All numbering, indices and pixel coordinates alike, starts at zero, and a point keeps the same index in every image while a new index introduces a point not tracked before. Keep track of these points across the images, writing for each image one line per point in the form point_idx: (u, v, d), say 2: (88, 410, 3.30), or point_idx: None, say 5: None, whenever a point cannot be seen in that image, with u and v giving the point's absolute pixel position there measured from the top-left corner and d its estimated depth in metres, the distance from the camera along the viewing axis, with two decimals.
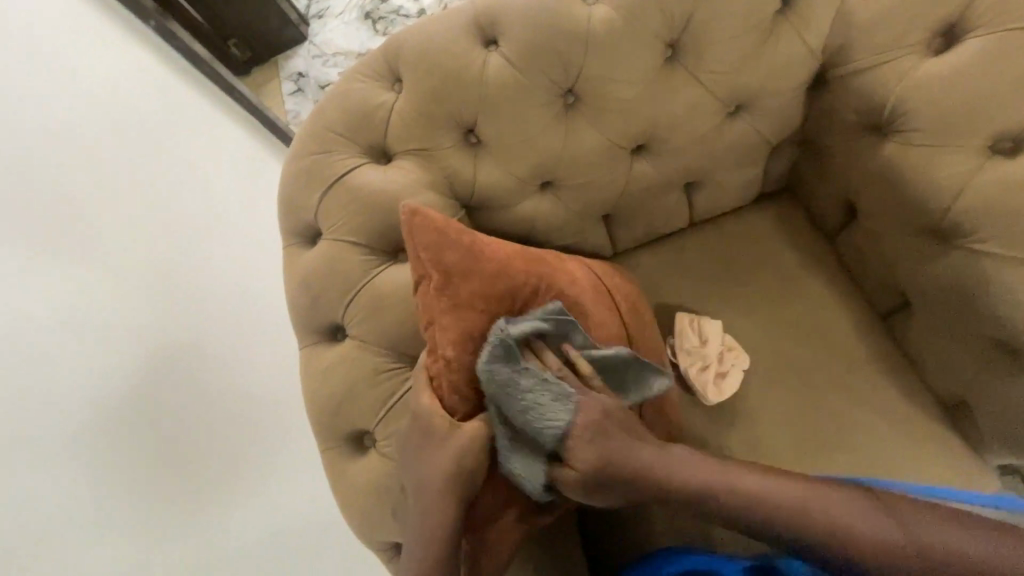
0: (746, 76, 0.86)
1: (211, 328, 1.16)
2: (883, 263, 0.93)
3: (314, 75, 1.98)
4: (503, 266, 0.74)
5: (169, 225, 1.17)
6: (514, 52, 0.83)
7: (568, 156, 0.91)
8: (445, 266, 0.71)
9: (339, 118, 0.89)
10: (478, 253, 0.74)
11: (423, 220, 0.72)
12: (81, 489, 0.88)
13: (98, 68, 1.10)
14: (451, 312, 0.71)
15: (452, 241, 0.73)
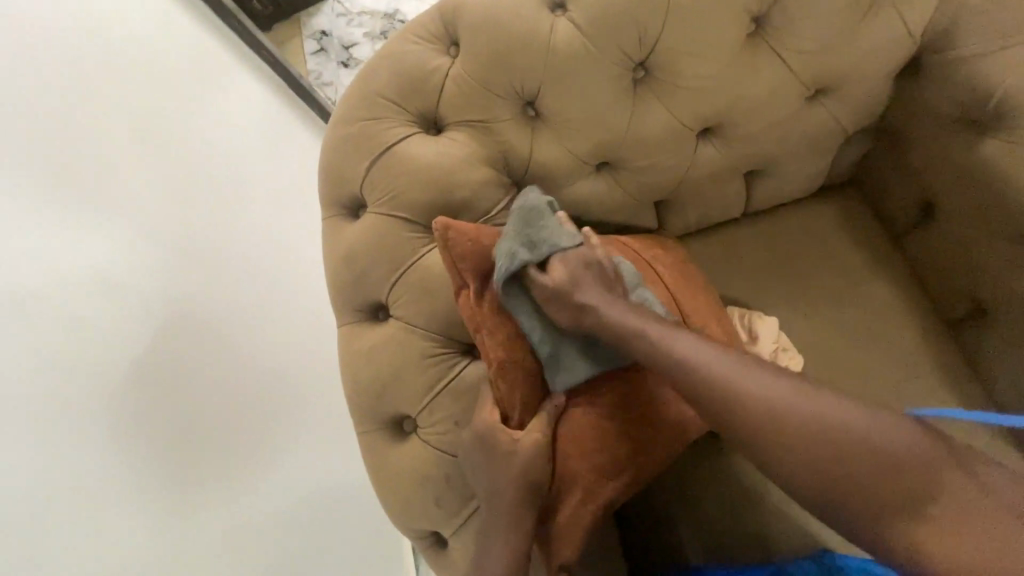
0: (835, 58, 0.79)
1: (239, 293, 1.09)
2: (960, 268, 0.87)
3: (338, 35, 1.90)
4: None
5: (185, 186, 1.05)
6: (587, 18, 0.76)
7: (633, 136, 0.85)
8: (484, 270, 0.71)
9: (389, 83, 0.83)
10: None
11: (456, 231, 0.71)
12: (126, 450, 0.78)
13: (109, 11, 0.99)
14: (496, 317, 0.71)
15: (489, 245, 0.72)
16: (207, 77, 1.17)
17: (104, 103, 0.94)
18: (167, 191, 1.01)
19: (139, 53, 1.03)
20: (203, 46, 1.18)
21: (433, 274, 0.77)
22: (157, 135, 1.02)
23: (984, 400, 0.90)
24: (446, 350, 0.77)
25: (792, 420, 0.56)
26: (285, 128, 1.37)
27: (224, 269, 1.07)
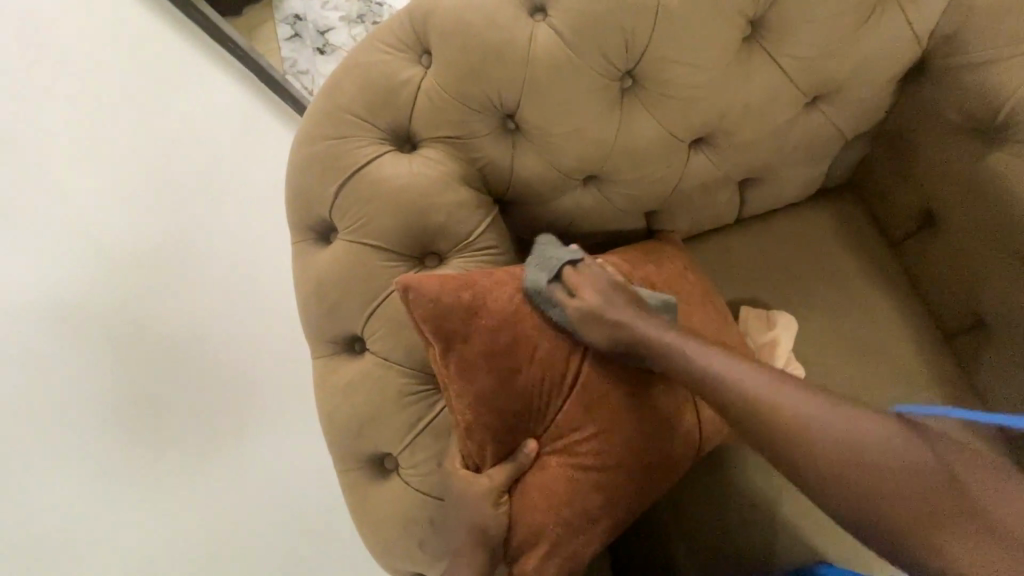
0: (834, 63, 0.74)
1: (210, 310, 1.11)
2: (959, 280, 0.84)
3: (313, 19, 1.80)
4: (511, 306, 0.68)
5: (161, 204, 1.10)
6: (568, 24, 0.70)
7: (620, 149, 0.79)
8: (445, 330, 0.65)
9: (356, 97, 0.76)
10: (484, 307, 0.67)
11: (418, 290, 0.65)
12: (86, 482, 0.91)
13: (82, 53, 1.02)
14: (461, 376, 0.66)
15: (450, 299, 0.66)
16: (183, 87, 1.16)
17: (70, 134, 1.00)
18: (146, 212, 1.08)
19: (102, 85, 1.04)
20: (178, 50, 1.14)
21: None
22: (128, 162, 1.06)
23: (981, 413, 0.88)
24: (427, 386, 0.73)
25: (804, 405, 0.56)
26: (261, 120, 1.28)
27: (194, 288, 1.10)
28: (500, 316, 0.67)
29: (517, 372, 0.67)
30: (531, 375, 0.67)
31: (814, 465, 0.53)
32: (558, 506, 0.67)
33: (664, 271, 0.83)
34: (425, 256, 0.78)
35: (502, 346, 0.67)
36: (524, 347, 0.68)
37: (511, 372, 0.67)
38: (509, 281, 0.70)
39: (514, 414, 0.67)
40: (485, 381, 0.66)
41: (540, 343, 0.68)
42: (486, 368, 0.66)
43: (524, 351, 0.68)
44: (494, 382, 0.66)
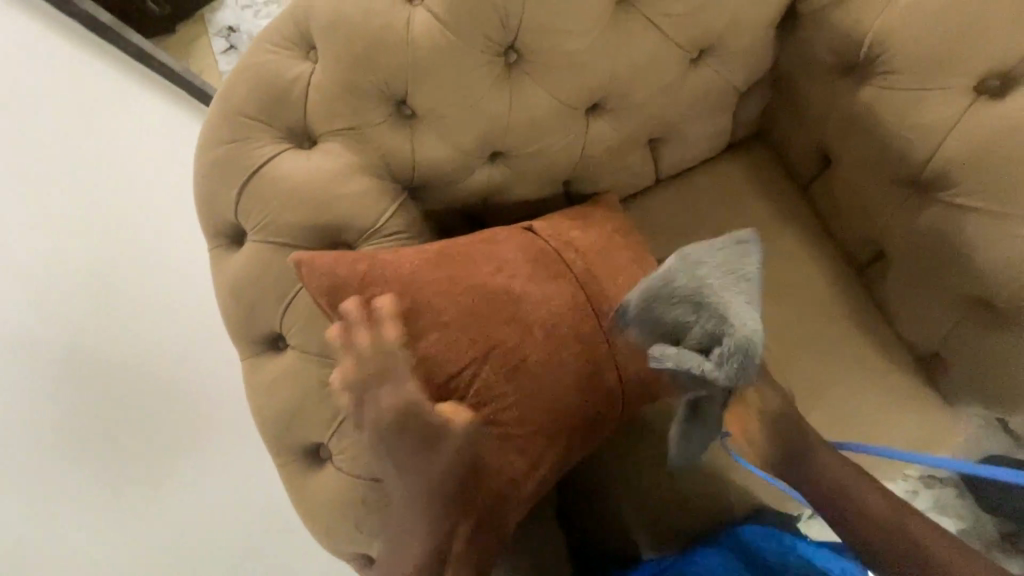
0: (707, 18, 0.76)
1: (140, 333, 1.03)
2: (857, 214, 0.87)
3: (246, 30, 1.76)
4: (408, 278, 0.69)
5: (126, 221, 1.07)
6: (442, 7, 0.72)
7: (516, 123, 0.81)
8: (340, 303, 0.68)
9: (250, 100, 0.77)
10: (382, 279, 0.69)
11: (311, 265, 0.69)
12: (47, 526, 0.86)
13: None
14: (361, 348, 0.69)
15: (345, 273, 0.68)
16: (130, 107, 1.16)
17: None
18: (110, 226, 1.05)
19: None
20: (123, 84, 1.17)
21: None
22: (92, 180, 1.05)
23: (896, 343, 0.92)
24: None
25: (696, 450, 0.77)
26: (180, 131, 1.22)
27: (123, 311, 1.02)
28: (395, 292, 0.68)
29: (415, 342, 0.68)
30: (430, 347, 0.68)
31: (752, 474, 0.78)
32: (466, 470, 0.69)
33: (592, 235, 0.80)
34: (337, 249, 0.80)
35: (400, 316, 0.68)
36: (420, 318, 0.68)
37: (411, 340, 0.68)
38: (410, 255, 0.71)
39: (420, 381, 0.69)
40: (383, 351, 0.68)
41: (436, 313, 0.69)
42: (385, 338, 0.68)
43: (419, 322, 0.68)
44: (394, 353, 0.68)
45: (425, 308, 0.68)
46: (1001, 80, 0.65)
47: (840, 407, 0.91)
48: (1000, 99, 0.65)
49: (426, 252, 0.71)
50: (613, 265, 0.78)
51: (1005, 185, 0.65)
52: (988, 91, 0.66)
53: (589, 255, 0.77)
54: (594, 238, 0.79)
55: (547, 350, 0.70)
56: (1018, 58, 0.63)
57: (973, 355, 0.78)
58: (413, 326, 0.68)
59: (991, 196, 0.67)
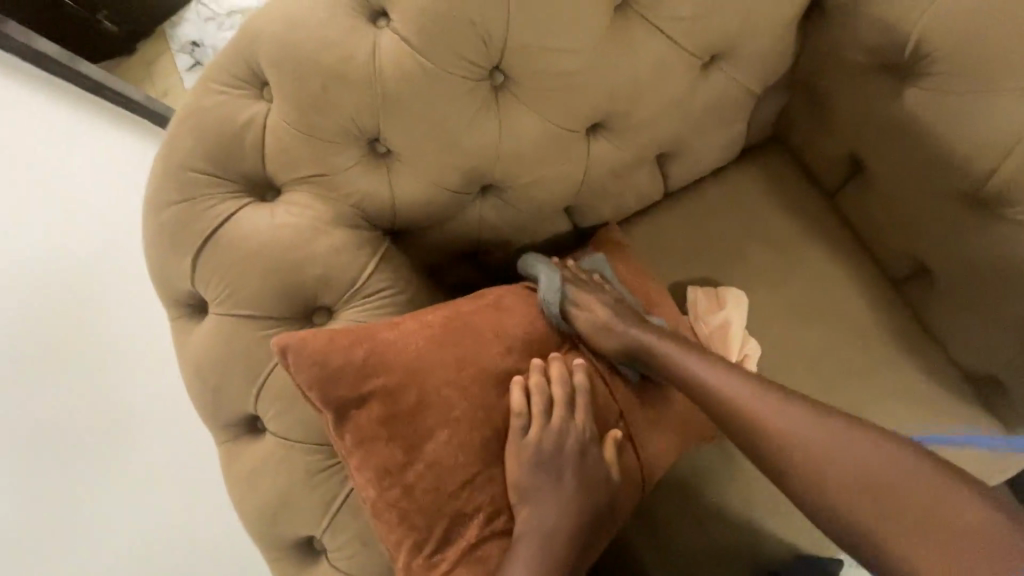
0: (720, 20, 0.66)
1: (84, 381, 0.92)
2: (895, 227, 0.77)
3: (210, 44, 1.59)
4: (413, 367, 0.60)
5: (94, 299, 0.95)
6: (413, 29, 0.61)
7: (508, 153, 0.71)
8: (335, 399, 0.59)
9: (198, 150, 0.66)
10: (385, 365, 0.60)
11: (297, 353, 0.59)
12: None
13: None
14: (360, 448, 0.60)
15: (340, 364, 0.59)
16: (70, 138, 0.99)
17: None
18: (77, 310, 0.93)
19: None
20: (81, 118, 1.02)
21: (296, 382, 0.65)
22: (62, 246, 0.94)
23: (944, 362, 0.83)
24: (335, 459, 0.65)
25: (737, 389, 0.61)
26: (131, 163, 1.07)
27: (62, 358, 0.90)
28: (401, 385, 0.60)
29: (424, 440, 0.60)
30: (440, 446, 0.60)
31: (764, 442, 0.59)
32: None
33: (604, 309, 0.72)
34: (313, 312, 0.70)
35: (405, 410, 0.60)
36: (430, 413, 0.60)
37: (418, 437, 0.60)
38: (415, 332, 0.62)
39: (429, 487, 0.60)
40: (386, 452, 0.60)
41: (449, 409, 0.61)
42: (388, 435, 0.60)
43: (428, 419, 0.60)
44: (400, 454, 0.60)
45: (435, 401, 0.60)
46: None
47: None
48: None
49: (434, 330, 0.63)
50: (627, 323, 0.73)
51: None
52: None
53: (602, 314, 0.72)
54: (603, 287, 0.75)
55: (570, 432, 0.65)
56: None
57: None
58: (422, 423, 0.60)
59: None
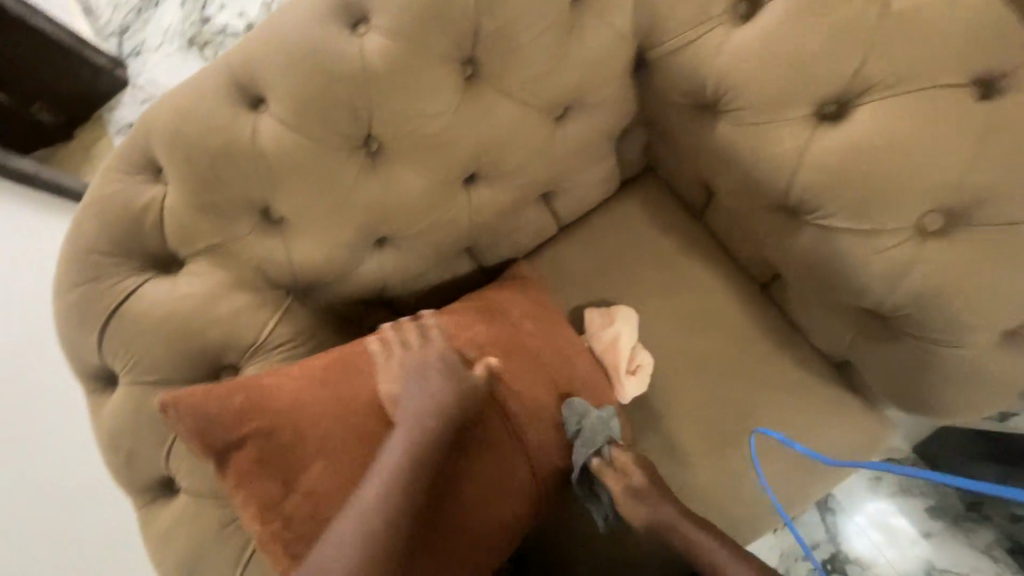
0: (560, 80, 0.76)
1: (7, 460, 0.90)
2: (747, 238, 0.88)
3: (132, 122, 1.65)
4: (288, 407, 0.66)
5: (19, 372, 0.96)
6: (289, 112, 0.70)
7: (392, 208, 0.79)
8: (216, 446, 0.64)
9: (102, 233, 0.72)
10: (262, 409, 0.65)
11: (178, 404, 0.63)
12: None
13: None
14: (243, 486, 0.65)
15: (217, 412, 0.64)
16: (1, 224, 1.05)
17: None
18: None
19: None
20: None
21: None
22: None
23: (812, 353, 0.93)
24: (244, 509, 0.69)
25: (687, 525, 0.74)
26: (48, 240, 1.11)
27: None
28: (269, 427, 0.65)
29: (304, 471, 0.65)
30: (319, 475, 0.65)
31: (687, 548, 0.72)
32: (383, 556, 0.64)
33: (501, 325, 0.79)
34: (223, 370, 0.76)
35: (281, 446, 0.65)
36: (306, 447, 0.65)
37: (296, 471, 0.65)
38: (291, 376, 0.68)
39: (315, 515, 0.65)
40: (267, 488, 0.65)
41: (319, 439, 0.66)
42: (267, 473, 0.65)
43: (305, 453, 0.65)
44: (281, 487, 0.65)
45: (309, 436, 0.65)
46: (836, 104, 0.67)
47: (773, 428, 0.91)
48: (839, 122, 0.67)
49: (312, 370, 0.68)
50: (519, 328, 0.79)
51: (861, 201, 0.65)
52: (826, 117, 0.68)
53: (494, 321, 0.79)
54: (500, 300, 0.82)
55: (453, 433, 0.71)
56: (846, 85, 0.65)
57: (879, 364, 0.76)
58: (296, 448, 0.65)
59: (850, 212, 0.66)
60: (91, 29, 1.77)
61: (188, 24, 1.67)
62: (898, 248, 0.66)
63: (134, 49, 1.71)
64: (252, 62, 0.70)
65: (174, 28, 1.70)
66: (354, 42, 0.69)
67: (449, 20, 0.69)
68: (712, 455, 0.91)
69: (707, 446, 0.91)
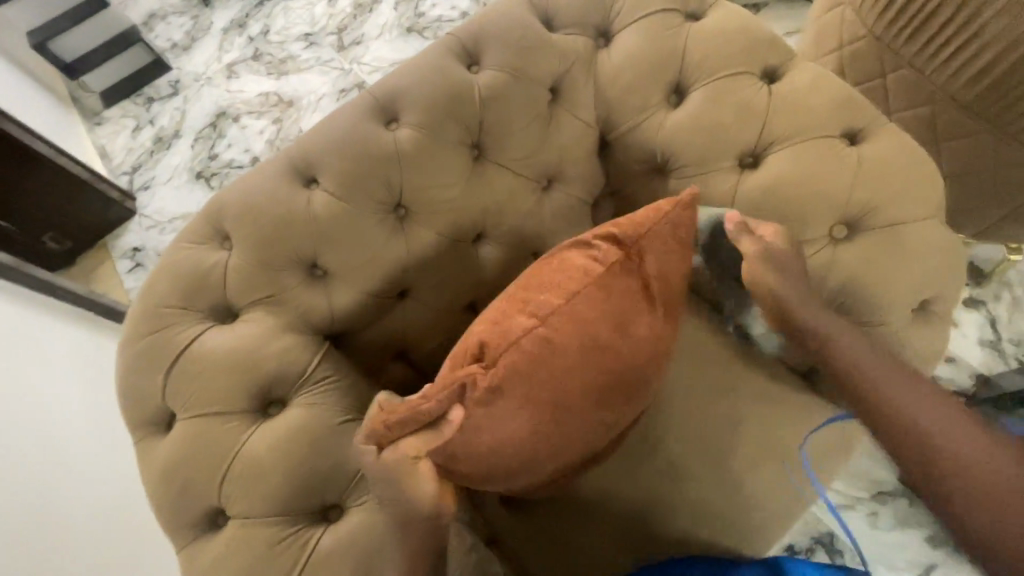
0: (545, 157, 0.97)
1: (70, 500, 1.01)
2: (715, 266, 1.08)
3: (150, 247, 2.04)
4: (486, 471, 0.74)
5: (70, 430, 1.11)
6: (334, 186, 0.89)
7: (417, 262, 0.94)
8: (489, 485, 0.78)
9: (170, 290, 0.86)
10: (483, 468, 0.74)
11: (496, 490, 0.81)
12: None
13: None
14: (511, 484, 0.78)
15: (491, 479, 0.76)
16: (33, 319, 1.21)
17: None
18: (31, 438, 1.00)
19: None
20: (26, 304, 1.22)
21: (257, 459, 0.77)
22: (51, 386, 1.12)
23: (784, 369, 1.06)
24: (295, 526, 0.76)
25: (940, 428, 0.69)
26: (61, 329, 1.29)
27: (60, 481, 1.01)
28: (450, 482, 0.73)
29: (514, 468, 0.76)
30: (509, 466, 0.75)
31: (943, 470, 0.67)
32: (568, 455, 0.80)
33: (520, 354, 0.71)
34: (269, 406, 0.83)
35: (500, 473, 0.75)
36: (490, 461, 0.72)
37: (507, 476, 0.77)
38: (468, 464, 0.72)
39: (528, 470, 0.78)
40: (512, 481, 0.78)
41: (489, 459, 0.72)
42: (497, 480, 0.77)
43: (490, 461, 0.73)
44: (509, 476, 0.77)
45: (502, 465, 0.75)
46: (751, 156, 0.91)
47: (761, 440, 1.01)
48: (756, 168, 0.90)
49: (467, 463, 0.72)
50: (581, 395, 0.73)
51: (786, 224, 0.86)
52: (746, 166, 0.91)
53: (558, 413, 0.73)
54: (556, 379, 0.71)
55: (561, 466, 0.81)
56: (754, 143, 0.90)
57: None
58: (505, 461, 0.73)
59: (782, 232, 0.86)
60: (106, 169, 2.19)
61: (198, 163, 2.16)
62: (820, 254, 0.85)
63: (147, 184, 2.14)
64: (306, 152, 0.90)
65: (182, 165, 2.16)
66: (388, 135, 0.91)
67: (459, 116, 0.93)
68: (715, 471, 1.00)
69: (707, 461, 1.00)
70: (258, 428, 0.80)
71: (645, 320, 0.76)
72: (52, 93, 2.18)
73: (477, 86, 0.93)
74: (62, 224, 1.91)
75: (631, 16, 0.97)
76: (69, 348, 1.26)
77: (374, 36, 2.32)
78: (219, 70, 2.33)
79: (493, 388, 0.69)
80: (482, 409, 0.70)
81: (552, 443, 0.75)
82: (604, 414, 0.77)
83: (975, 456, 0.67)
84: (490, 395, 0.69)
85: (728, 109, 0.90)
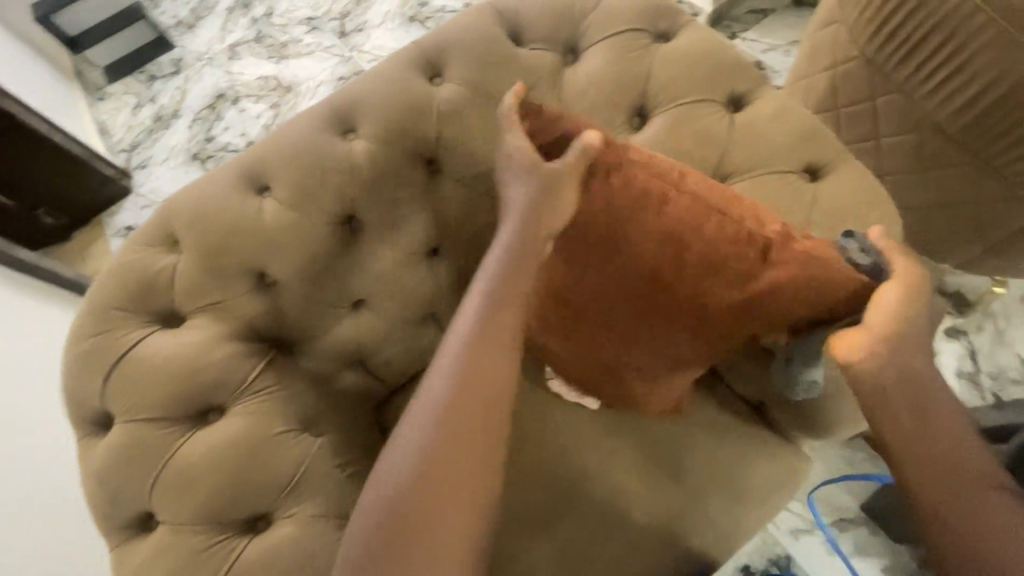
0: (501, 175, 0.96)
1: (30, 487, 1.03)
2: None
3: None
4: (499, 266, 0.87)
5: (39, 416, 1.13)
6: (284, 196, 0.89)
7: (366, 275, 0.93)
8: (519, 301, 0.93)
9: (119, 292, 0.86)
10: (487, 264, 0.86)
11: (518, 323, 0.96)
12: None
13: None
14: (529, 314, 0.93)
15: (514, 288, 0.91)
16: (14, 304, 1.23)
17: None
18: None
19: None
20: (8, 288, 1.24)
21: (188, 467, 0.79)
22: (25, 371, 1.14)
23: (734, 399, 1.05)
24: (221, 534, 0.77)
25: (943, 457, 0.72)
26: (43, 314, 1.31)
27: (21, 468, 1.03)
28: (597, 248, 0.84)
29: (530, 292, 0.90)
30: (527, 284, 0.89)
31: (945, 497, 0.70)
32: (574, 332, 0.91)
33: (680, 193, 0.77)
34: (206, 413, 0.84)
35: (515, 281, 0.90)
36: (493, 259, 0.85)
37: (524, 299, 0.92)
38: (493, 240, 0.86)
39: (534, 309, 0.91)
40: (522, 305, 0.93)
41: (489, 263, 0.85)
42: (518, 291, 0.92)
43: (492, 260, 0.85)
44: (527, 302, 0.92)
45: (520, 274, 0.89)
46: None
47: (709, 471, 0.99)
48: None
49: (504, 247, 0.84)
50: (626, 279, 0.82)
51: None
52: None
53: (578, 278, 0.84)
54: (633, 221, 0.78)
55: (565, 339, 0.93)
56: (712, 174, 0.89)
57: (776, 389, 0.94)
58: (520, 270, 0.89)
59: None
60: (104, 147, 2.18)
61: (195, 145, 2.16)
62: None
63: (144, 164, 2.14)
64: (260, 160, 0.90)
65: (181, 146, 2.16)
66: (341, 146, 0.90)
67: (416, 130, 0.91)
68: (658, 499, 0.98)
69: (651, 489, 0.99)
70: (193, 435, 0.81)
71: (716, 295, 0.79)
72: (55, 66, 2.19)
73: (436, 100, 0.92)
74: (55, 200, 1.91)
75: (599, 33, 0.95)
76: (48, 334, 1.28)
77: (376, 24, 2.29)
78: (222, 51, 2.32)
79: (627, 182, 0.78)
80: (599, 196, 0.79)
81: (555, 293, 0.89)
82: (625, 325, 0.86)
83: (970, 489, 0.71)
84: (601, 185, 0.78)
85: (687, 137, 0.88)
